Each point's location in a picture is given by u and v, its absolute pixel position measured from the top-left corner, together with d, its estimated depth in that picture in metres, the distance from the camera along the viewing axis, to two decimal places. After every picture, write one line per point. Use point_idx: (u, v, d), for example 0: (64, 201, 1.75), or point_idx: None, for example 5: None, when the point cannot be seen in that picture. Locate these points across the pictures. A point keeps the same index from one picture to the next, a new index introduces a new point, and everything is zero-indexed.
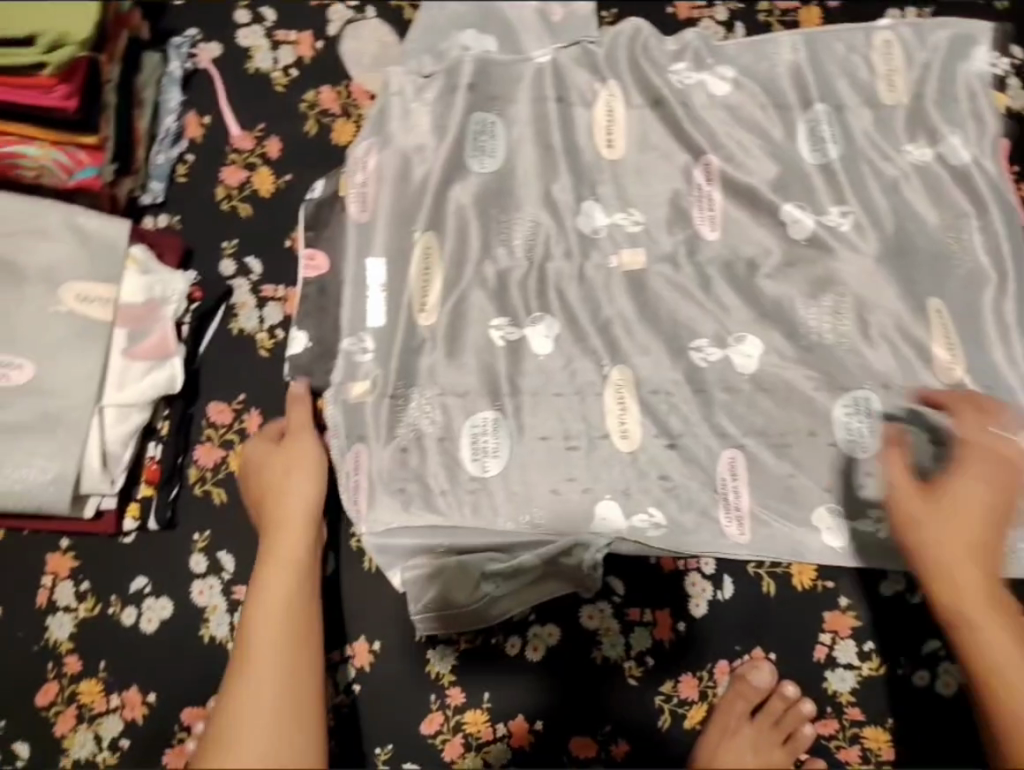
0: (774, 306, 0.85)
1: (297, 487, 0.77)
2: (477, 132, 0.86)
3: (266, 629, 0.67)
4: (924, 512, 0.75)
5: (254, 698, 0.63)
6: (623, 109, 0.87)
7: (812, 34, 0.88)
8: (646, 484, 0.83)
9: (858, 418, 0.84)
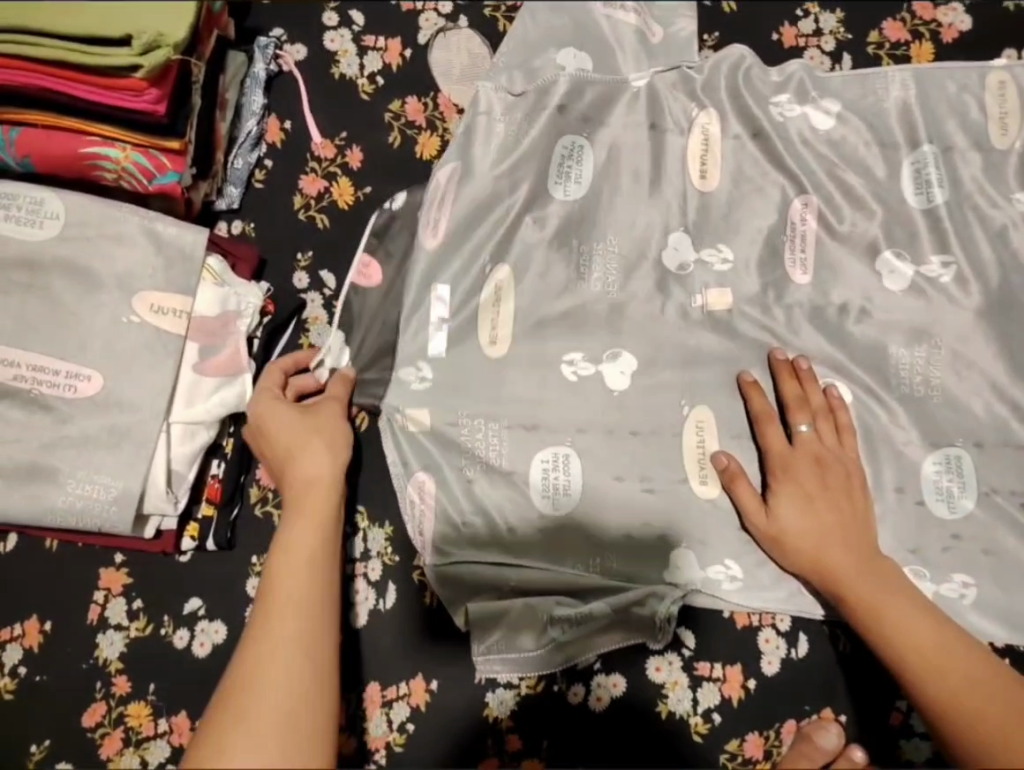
0: (866, 353, 0.80)
1: (314, 444, 0.70)
2: (564, 155, 0.82)
3: (279, 599, 0.60)
4: (832, 557, 0.73)
5: (270, 682, 0.54)
6: (720, 139, 0.83)
7: (923, 73, 0.84)
8: (723, 533, 0.79)
9: (947, 477, 0.79)
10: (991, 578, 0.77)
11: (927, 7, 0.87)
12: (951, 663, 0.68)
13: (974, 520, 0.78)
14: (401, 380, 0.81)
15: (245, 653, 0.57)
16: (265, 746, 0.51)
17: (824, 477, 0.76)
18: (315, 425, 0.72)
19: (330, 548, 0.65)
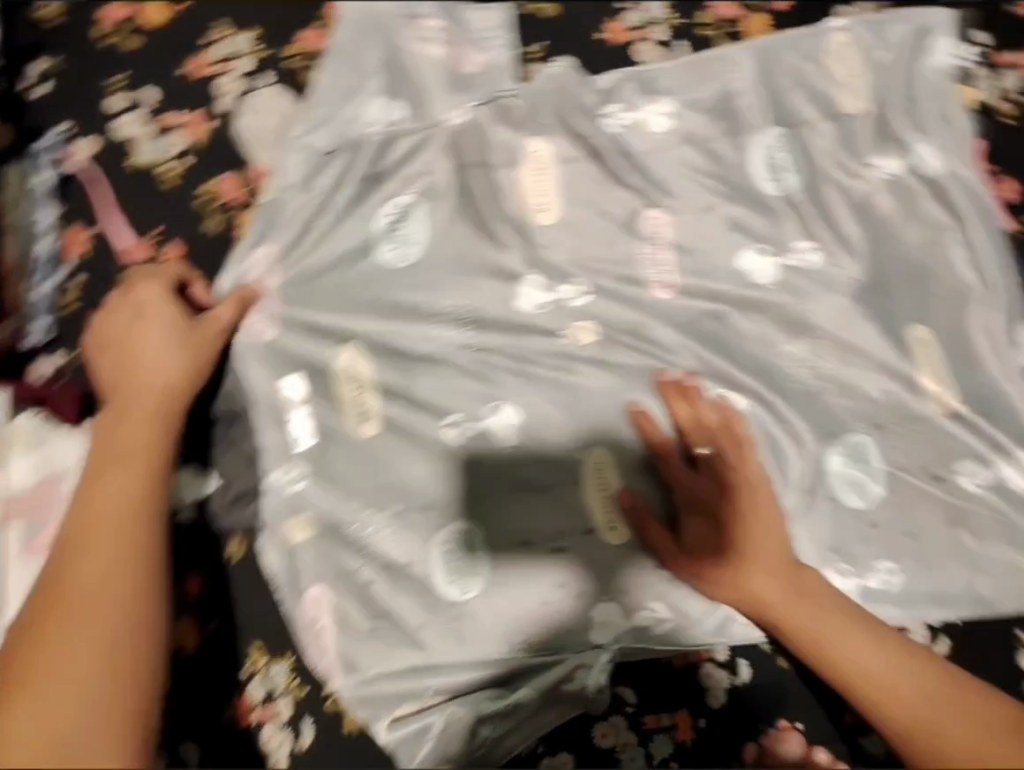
0: (750, 357, 0.76)
1: (157, 350, 0.72)
2: (394, 219, 0.79)
3: (109, 512, 0.64)
4: (747, 584, 0.70)
5: (102, 592, 0.60)
6: (555, 164, 0.79)
7: (758, 47, 0.79)
8: (643, 578, 0.75)
9: (855, 465, 0.75)
10: (915, 561, 0.74)
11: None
12: (891, 672, 0.65)
13: (888, 505, 0.75)
14: (275, 485, 0.78)
15: (77, 561, 0.62)
16: (95, 656, 0.58)
17: (728, 500, 0.72)
18: (171, 327, 0.74)
19: (146, 472, 0.67)
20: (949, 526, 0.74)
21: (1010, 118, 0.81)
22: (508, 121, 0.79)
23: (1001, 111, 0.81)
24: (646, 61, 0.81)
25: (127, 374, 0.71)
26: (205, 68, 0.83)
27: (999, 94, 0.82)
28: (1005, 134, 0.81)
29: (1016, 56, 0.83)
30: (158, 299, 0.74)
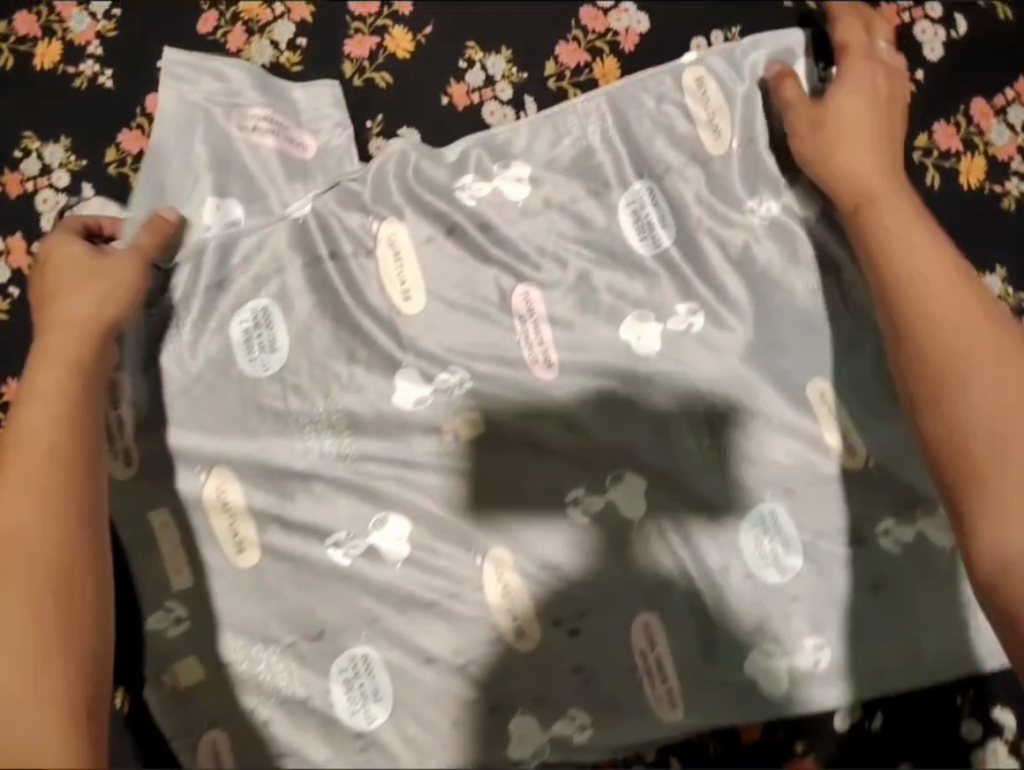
0: (645, 431, 0.72)
1: (77, 296, 0.67)
2: (249, 326, 0.73)
3: (28, 461, 0.61)
4: (883, 179, 0.69)
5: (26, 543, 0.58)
6: (413, 247, 0.73)
7: (615, 92, 0.74)
8: (558, 680, 0.71)
9: (770, 537, 0.71)
10: (842, 631, 0.70)
11: (598, 15, 0.79)
12: (1006, 490, 0.55)
13: (807, 576, 0.71)
14: (152, 632, 0.71)
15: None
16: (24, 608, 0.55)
17: (923, 251, 0.65)
18: (80, 272, 0.68)
19: (68, 408, 0.64)
20: (873, 591, 0.70)
21: None
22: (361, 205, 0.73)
23: None
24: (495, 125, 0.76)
25: (46, 327, 0.67)
26: (20, 184, 0.75)
27: None
28: None
29: None
30: (67, 253, 0.69)
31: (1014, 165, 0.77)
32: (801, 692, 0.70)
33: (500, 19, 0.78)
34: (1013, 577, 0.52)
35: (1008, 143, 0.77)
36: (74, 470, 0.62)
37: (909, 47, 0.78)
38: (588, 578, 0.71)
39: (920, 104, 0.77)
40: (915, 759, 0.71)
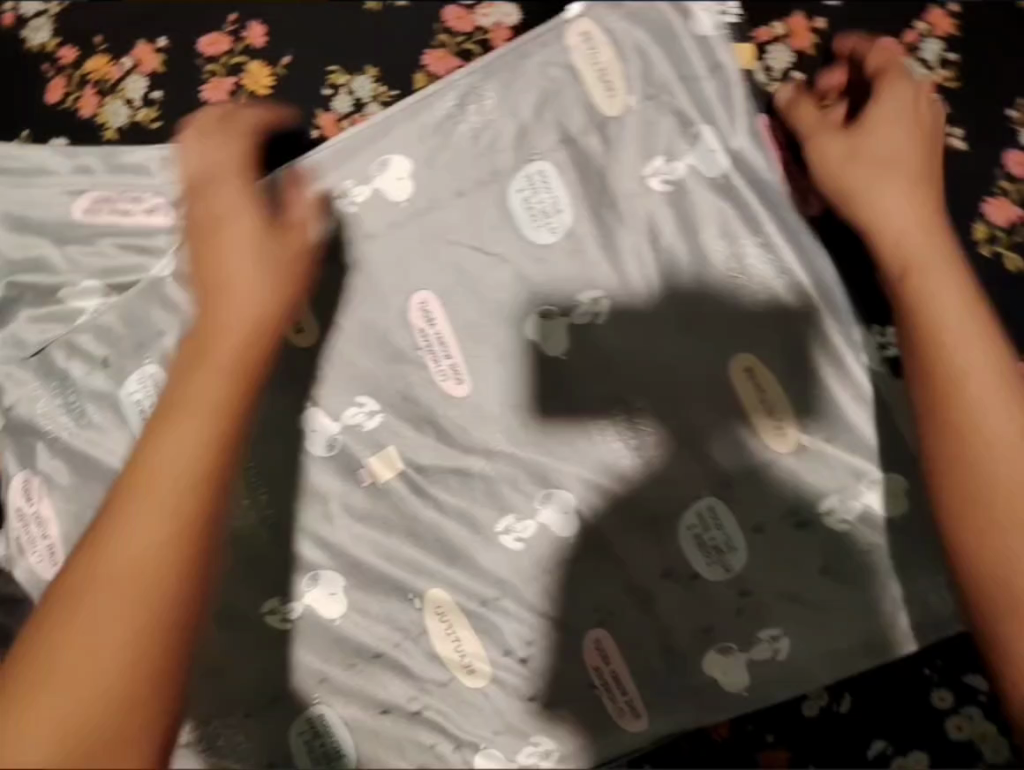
0: (566, 443, 0.71)
1: (196, 379, 0.48)
2: (140, 395, 0.71)
3: (152, 500, 0.43)
4: (914, 212, 0.63)
5: (116, 620, 0.41)
6: None
7: (493, 84, 0.71)
8: (517, 709, 0.70)
9: (709, 530, 0.70)
10: (793, 615, 0.69)
11: (462, 14, 0.73)
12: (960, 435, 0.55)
13: (751, 566, 0.70)
14: None
15: (82, 580, 0.42)
16: (67, 702, 0.40)
17: (928, 250, 0.61)
18: (257, 256, 0.53)
19: (196, 452, 0.45)
20: (823, 572, 0.69)
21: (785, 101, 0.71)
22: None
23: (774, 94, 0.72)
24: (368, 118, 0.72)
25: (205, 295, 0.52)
26: None
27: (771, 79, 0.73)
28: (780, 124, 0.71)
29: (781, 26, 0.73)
30: (241, 200, 0.56)
31: (936, 106, 0.69)
32: (762, 684, 0.69)
33: (359, 35, 0.73)
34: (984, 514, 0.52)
35: (927, 82, 0.69)
36: (183, 568, 0.43)
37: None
38: (530, 605, 0.71)
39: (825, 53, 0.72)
40: (888, 735, 0.70)
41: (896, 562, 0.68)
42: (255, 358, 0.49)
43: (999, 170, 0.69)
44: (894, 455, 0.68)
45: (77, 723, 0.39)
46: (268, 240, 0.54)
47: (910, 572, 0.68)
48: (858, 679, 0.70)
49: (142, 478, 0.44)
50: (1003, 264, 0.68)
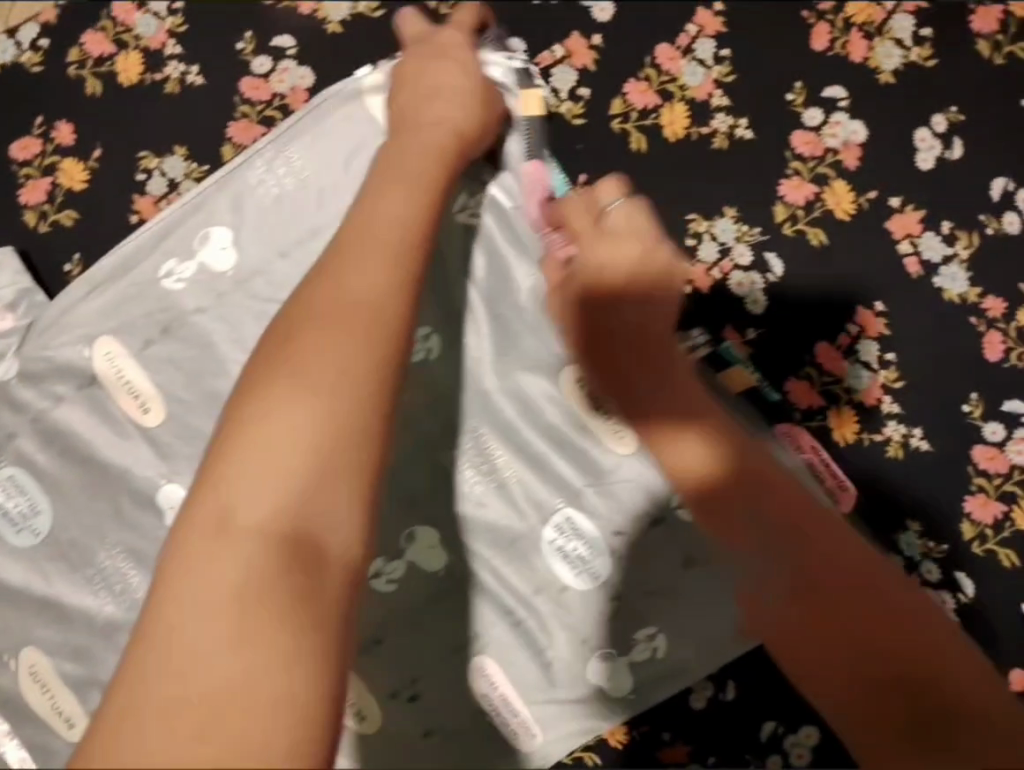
0: (421, 479, 0.72)
1: (387, 208, 0.52)
2: (3, 500, 0.71)
3: (351, 296, 0.45)
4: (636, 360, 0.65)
5: (336, 387, 0.40)
6: (131, 357, 0.72)
7: (295, 146, 0.71)
8: (412, 749, 0.71)
9: (570, 541, 0.71)
10: (665, 612, 0.70)
11: (258, 83, 0.72)
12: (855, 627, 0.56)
13: (617, 571, 0.71)
14: None
15: (304, 350, 0.42)
16: (329, 433, 0.39)
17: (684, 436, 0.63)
18: (459, 92, 0.63)
19: (380, 331, 0.44)
20: (685, 565, 0.70)
21: (578, 119, 0.71)
22: (89, 348, 0.71)
23: (566, 114, 0.71)
24: (184, 197, 0.72)
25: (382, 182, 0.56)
26: None
27: (559, 97, 0.71)
28: (581, 139, 0.71)
29: (560, 47, 0.72)
30: (441, 104, 0.62)
31: (716, 101, 0.71)
32: (647, 684, 0.71)
33: (157, 110, 0.72)
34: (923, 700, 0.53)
35: (704, 80, 0.71)
36: (398, 340, 0.45)
37: (578, 13, 0.72)
38: (411, 644, 0.72)
39: (610, 64, 0.71)
40: (776, 714, 0.72)
41: None
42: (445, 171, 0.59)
43: (788, 153, 0.70)
44: None
45: (292, 479, 0.37)
46: (478, 90, 0.64)
47: None
48: (739, 664, 0.73)
49: (332, 286, 0.46)
50: (809, 240, 0.70)
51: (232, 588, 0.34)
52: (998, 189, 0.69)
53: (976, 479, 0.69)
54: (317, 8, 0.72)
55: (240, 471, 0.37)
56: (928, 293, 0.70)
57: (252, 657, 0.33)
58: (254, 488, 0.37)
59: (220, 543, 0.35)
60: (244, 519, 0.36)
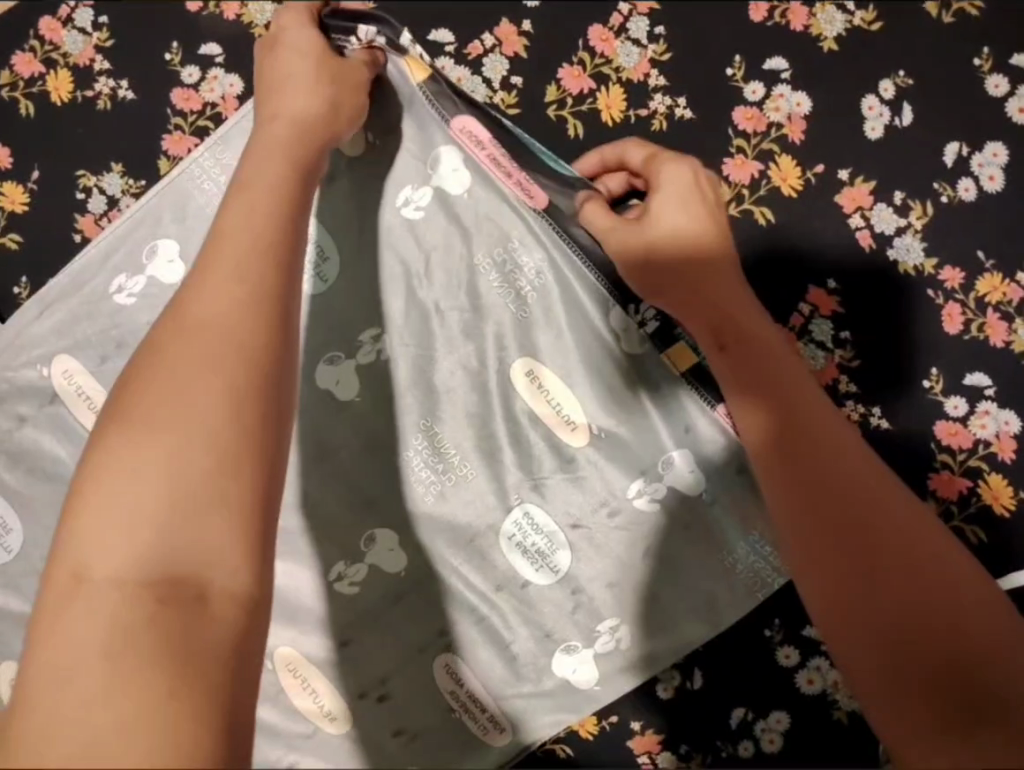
0: (375, 483, 0.70)
1: (244, 214, 0.46)
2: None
3: (200, 315, 0.40)
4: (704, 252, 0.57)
5: (194, 430, 0.37)
6: (91, 375, 0.71)
7: (232, 153, 0.69)
8: (384, 745, 0.72)
9: (529, 535, 0.69)
10: (630, 604, 0.69)
11: (189, 93, 0.72)
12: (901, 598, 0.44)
13: (578, 566, 0.69)
14: None
15: (154, 386, 0.38)
16: (184, 474, 0.36)
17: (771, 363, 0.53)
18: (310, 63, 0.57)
19: (258, 332, 0.41)
20: (644, 556, 0.68)
21: (512, 109, 0.70)
22: (47, 367, 0.71)
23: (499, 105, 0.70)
24: (127, 212, 0.71)
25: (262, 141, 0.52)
26: None
27: (491, 87, 0.70)
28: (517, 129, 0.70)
29: (489, 37, 0.70)
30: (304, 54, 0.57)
31: (653, 81, 0.69)
32: (613, 677, 0.70)
33: (93, 127, 0.72)
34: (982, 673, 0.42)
35: (640, 60, 0.69)
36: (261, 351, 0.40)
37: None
38: (376, 646, 0.72)
39: (541, 50, 0.70)
40: (746, 700, 0.71)
41: (718, 532, 0.67)
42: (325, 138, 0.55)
43: (731, 130, 0.68)
44: (686, 423, 0.66)
45: (152, 523, 0.35)
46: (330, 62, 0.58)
47: (739, 540, 0.67)
48: (706, 653, 0.72)
49: (187, 302, 0.41)
50: (755, 219, 0.68)
51: (99, 634, 0.33)
52: (950, 154, 0.67)
53: (941, 455, 0.67)
54: (242, 13, 0.72)
55: (95, 515, 0.35)
56: (882, 267, 0.68)
57: (131, 693, 0.31)
58: (105, 546, 0.34)
59: (76, 599, 0.33)
60: (99, 570, 0.34)
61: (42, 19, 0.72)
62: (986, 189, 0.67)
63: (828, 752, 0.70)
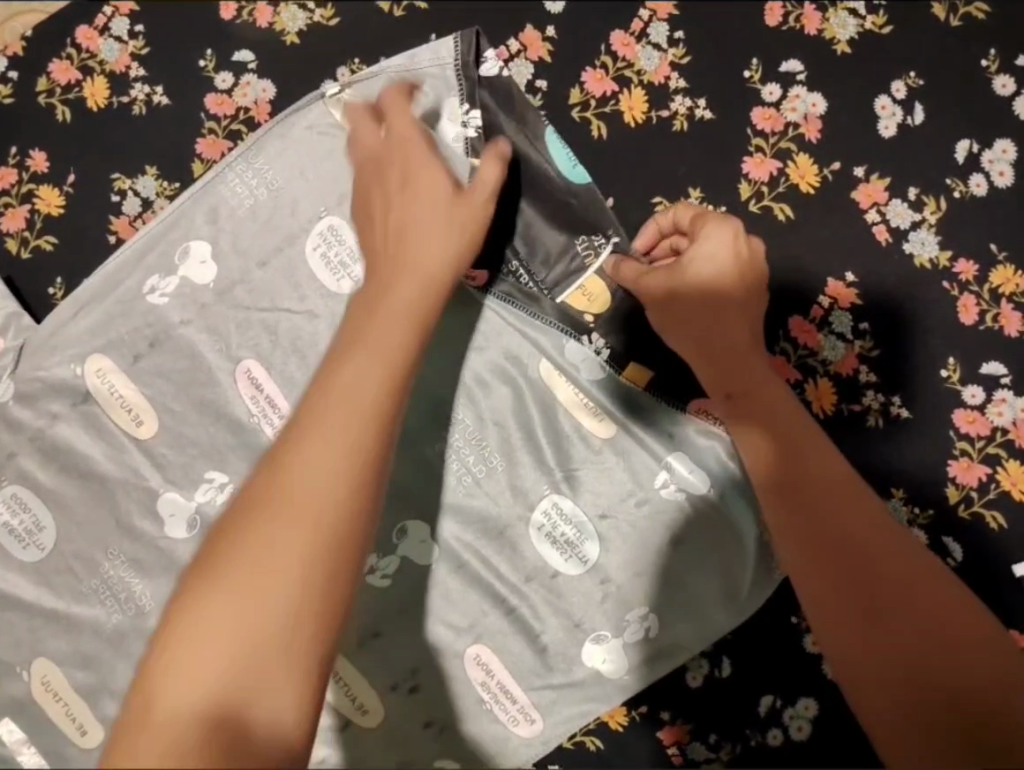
0: (406, 475, 0.71)
1: (351, 362, 0.47)
2: (7, 517, 0.71)
3: (343, 390, 0.45)
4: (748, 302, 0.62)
5: (274, 557, 0.40)
6: (123, 372, 0.72)
7: (266, 159, 0.71)
8: (414, 738, 0.72)
9: (559, 525, 0.70)
10: (658, 594, 0.70)
11: (223, 98, 0.74)
12: (899, 671, 0.50)
13: (606, 556, 0.70)
14: None
15: (239, 547, 0.41)
16: (271, 594, 0.39)
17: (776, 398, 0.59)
18: (441, 213, 0.58)
19: (375, 416, 0.45)
20: (674, 545, 0.70)
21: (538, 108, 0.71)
22: (81, 366, 0.72)
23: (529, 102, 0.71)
24: (160, 214, 0.73)
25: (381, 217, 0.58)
26: None
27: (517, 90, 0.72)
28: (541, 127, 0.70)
29: (514, 42, 0.73)
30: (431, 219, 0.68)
31: (674, 84, 0.72)
32: (643, 665, 0.71)
33: (128, 131, 0.74)
34: (988, 729, 0.48)
35: (660, 64, 0.72)
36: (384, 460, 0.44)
37: (532, 6, 0.73)
38: (406, 640, 0.72)
39: (564, 55, 0.72)
40: (774, 688, 0.72)
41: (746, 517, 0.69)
42: (433, 213, 0.57)
43: (750, 130, 0.71)
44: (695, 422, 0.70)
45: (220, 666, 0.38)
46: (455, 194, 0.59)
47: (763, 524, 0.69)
48: (733, 642, 0.73)
49: (320, 413, 0.44)
50: (775, 215, 0.70)
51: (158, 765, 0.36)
52: (962, 151, 0.70)
53: (960, 443, 0.69)
54: (275, 21, 0.74)
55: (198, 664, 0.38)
56: (898, 260, 0.70)
57: None
58: (189, 679, 0.38)
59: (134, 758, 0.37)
60: (173, 704, 0.38)
61: (78, 27, 0.74)
62: (997, 184, 0.70)
63: (855, 739, 0.71)
